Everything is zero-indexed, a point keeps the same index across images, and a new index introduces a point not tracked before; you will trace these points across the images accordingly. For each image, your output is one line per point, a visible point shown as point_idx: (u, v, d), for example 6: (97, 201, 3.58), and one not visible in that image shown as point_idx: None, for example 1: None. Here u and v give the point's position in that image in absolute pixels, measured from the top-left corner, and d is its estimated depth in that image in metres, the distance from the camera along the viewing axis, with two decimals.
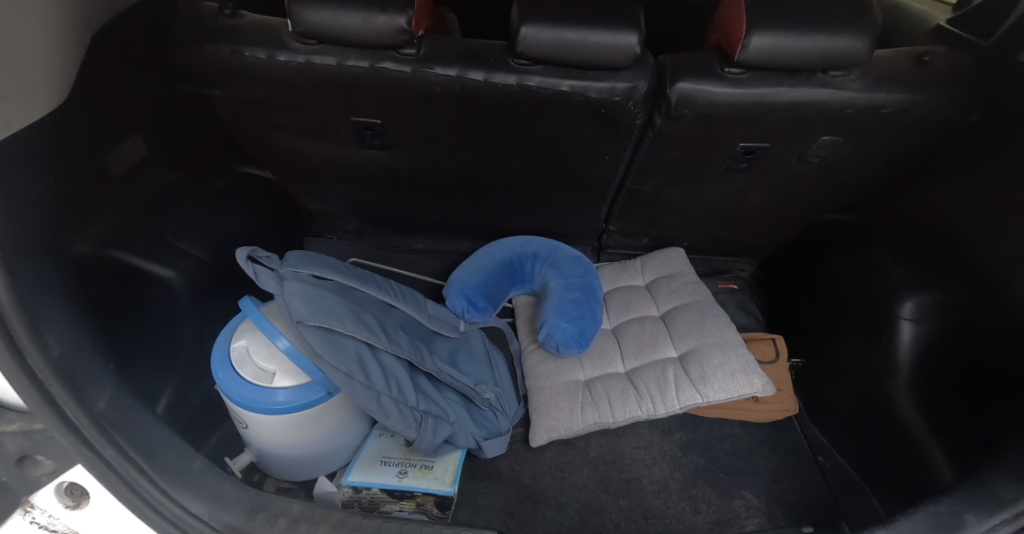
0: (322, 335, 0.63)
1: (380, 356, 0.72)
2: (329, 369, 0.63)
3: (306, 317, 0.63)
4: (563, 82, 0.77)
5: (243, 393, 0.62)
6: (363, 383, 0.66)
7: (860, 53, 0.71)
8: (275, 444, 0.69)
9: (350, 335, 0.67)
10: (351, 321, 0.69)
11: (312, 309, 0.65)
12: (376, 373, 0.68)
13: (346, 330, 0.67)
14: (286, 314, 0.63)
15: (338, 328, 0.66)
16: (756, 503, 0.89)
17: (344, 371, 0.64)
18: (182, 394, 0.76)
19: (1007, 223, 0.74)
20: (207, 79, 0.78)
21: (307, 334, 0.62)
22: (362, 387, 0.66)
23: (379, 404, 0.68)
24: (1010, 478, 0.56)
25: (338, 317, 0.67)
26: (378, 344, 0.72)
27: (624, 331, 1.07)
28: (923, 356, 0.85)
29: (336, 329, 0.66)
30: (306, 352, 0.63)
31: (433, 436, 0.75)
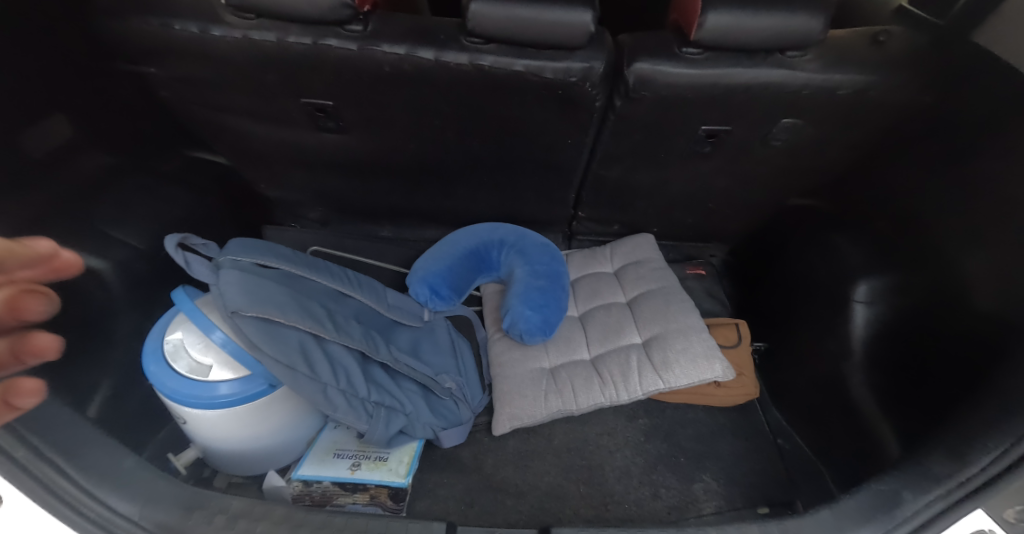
0: (260, 326, 0.61)
1: (327, 347, 0.70)
2: (267, 361, 0.60)
3: (242, 307, 0.60)
4: (517, 61, 0.74)
5: (178, 387, 0.59)
6: (306, 375, 0.64)
7: (815, 33, 0.70)
8: (217, 440, 0.66)
9: (292, 326, 0.65)
10: (294, 311, 0.66)
11: (249, 298, 0.62)
12: (321, 364, 0.66)
13: (288, 321, 0.64)
14: (219, 306, 0.61)
15: (278, 318, 0.63)
16: (715, 486, 0.89)
17: (283, 363, 0.61)
18: (120, 390, 0.73)
19: (959, 207, 0.75)
20: (143, 56, 0.75)
21: (243, 325, 0.60)
22: (304, 379, 0.63)
23: (325, 396, 0.66)
24: (945, 455, 0.57)
25: (278, 306, 0.64)
26: (324, 334, 0.69)
27: (590, 318, 1.06)
28: (876, 339, 0.86)
29: (276, 319, 0.63)
30: (241, 344, 0.60)
31: (385, 428, 0.74)
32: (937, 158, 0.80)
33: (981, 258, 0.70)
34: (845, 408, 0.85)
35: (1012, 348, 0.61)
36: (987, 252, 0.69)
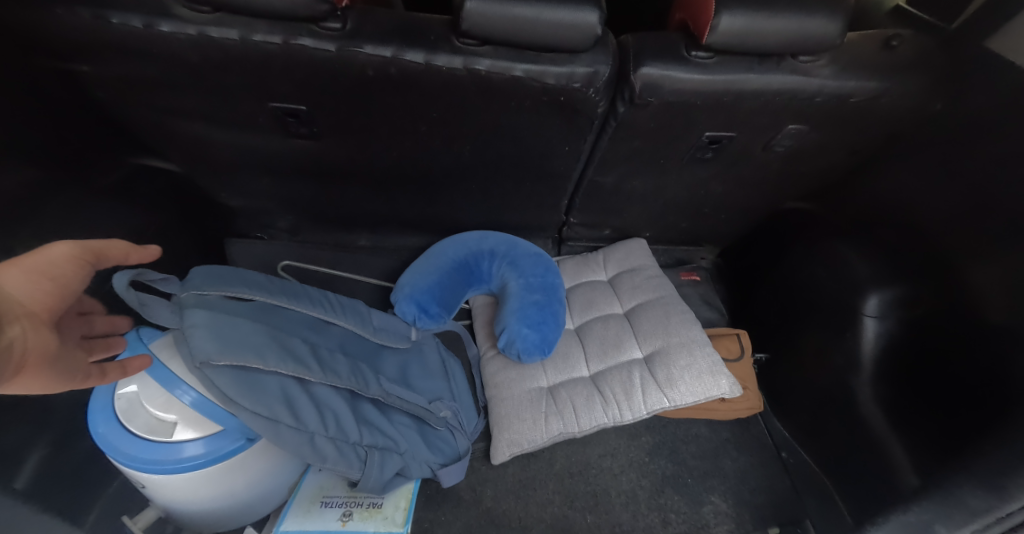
0: (235, 376, 0.54)
1: (311, 390, 0.62)
2: (246, 417, 0.53)
3: (214, 355, 0.52)
4: (516, 65, 0.68)
5: (135, 453, 0.51)
6: (291, 426, 0.57)
7: (832, 37, 0.66)
8: (185, 502, 0.58)
9: (271, 371, 0.58)
10: (274, 354, 0.59)
11: (221, 343, 0.54)
12: (306, 411, 0.59)
13: (267, 366, 0.57)
14: (185, 355, 0.52)
15: (256, 364, 0.56)
16: (725, 508, 0.87)
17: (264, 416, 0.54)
18: (61, 446, 0.62)
19: (959, 211, 0.73)
20: (80, 52, 0.64)
21: (214, 377, 0.52)
22: (288, 431, 0.57)
23: (312, 446, 0.60)
24: (979, 486, 0.55)
25: (255, 350, 0.57)
26: (308, 376, 0.62)
27: (588, 332, 1.01)
28: (886, 353, 0.83)
29: (254, 365, 0.56)
30: (214, 397, 0.52)
31: (380, 472, 0.68)
32: (935, 160, 0.77)
33: (984, 269, 0.69)
34: (854, 424, 0.84)
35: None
36: (991, 265, 0.68)
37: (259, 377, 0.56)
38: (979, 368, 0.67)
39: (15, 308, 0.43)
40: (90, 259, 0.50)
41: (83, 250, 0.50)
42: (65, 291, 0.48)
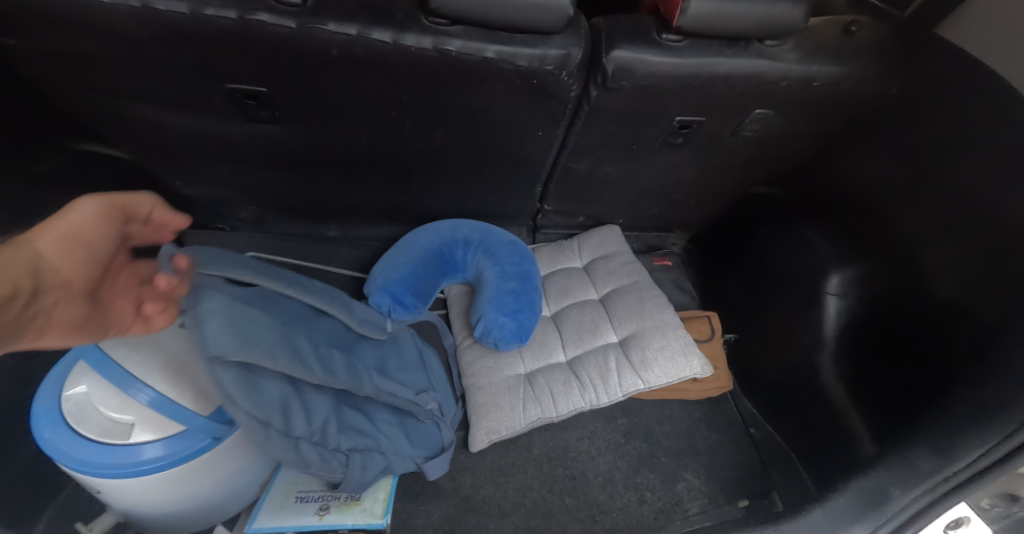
0: (239, 376, 0.51)
1: (303, 392, 0.60)
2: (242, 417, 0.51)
3: (228, 351, 0.50)
4: (487, 47, 0.66)
5: (88, 457, 0.48)
6: (281, 430, 0.55)
7: (797, 22, 0.68)
8: (148, 506, 0.55)
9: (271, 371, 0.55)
10: (282, 354, 0.56)
11: (236, 338, 0.51)
12: (295, 416, 0.57)
13: (272, 367, 0.55)
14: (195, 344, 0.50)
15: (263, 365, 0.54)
16: (697, 484, 0.89)
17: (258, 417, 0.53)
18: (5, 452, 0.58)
19: (916, 192, 0.76)
20: (9, 25, 0.59)
21: (220, 374, 0.49)
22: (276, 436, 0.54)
23: (296, 450, 0.58)
24: (929, 449, 0.58)
25: (267, 348, 0.55)
26: (305, 378, 0.60)
27: (563, 318, 1.01)
28: (847, 329, 0.86)
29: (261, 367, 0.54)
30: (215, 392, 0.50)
31: (360, 473, 0.67)
32: (891, 143, 0.80)
33: (936, 248, 0.72)
34: (816, 399, 0.87)
35: (968, 343, 0.63)
36: (943, 243, 0.71)
37: (259, 377, 0.54)
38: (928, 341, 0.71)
39: (52, 280, 0.37)
40: (117, 216, 0.45)
41: (107, 209, 0.43)
42: (90, 251, 0.41)
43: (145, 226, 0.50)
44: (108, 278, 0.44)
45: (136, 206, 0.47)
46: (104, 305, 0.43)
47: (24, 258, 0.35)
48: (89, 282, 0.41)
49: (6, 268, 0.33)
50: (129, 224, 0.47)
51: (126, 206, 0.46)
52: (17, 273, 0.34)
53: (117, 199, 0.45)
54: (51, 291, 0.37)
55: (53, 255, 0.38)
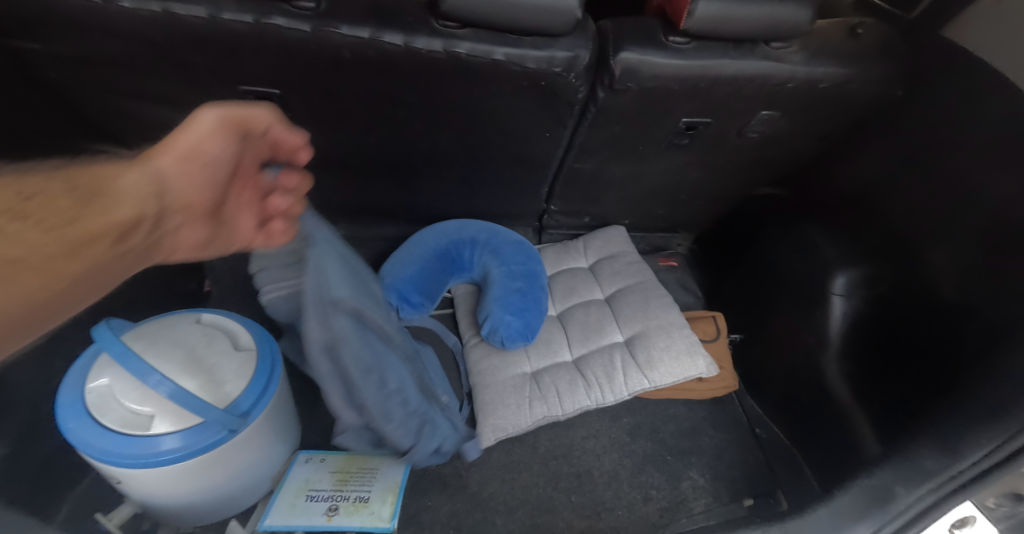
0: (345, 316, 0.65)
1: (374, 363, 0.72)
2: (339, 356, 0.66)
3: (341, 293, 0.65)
4: (496, 49, 0.67)
5: (108, 447, 0.49)
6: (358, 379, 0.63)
7: (803, 24, 0.69)
8: (165, 497, 0.57)
9: (365, 335, 0.69)
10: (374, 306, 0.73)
11: (348, 286, 0.67)
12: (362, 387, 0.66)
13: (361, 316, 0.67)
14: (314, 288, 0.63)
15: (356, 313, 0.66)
16: (702, 483, 0.90)
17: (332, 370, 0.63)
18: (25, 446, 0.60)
19: (924, 191, 0.76)
20: (27, 30, 0.60)
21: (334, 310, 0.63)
22: (363, 386, 0.68)
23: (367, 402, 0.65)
24: (935, 448, 0.58)
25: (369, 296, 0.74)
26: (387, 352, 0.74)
27: (569, 318, 1.02)
28: (854, 330, 0.86)
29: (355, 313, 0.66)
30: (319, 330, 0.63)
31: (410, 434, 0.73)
32: (897, 144, 0.80)
33: (943, 248, 0.72)
34: (820, 399, 0.87)
35: (973, 344, 0.64)
36: (950, 244, 0.71)
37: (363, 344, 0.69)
38: (933, 341, 0.71)
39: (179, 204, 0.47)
40: (233, 131, 0.55)
41: (221, 124, 0.53)
42: (210, 168, 0.52)
43: (259, 137, 0.60)
44: (234, 194, 0.59)
45: (248, 120, 0.56)
46: (223, 221, 0.56)
47: (155, 181, 0.45)
48: (208, 200, 0.52)
49: (135, 188, 0.43)
50: (242, 136, 0.57)
51: (239, 120, 0.55)
52: (146, 193, 0.44)
53: (233, 114, 0.54)
54: (177, 212, 0.47)
55: (173, 175, 0.48)
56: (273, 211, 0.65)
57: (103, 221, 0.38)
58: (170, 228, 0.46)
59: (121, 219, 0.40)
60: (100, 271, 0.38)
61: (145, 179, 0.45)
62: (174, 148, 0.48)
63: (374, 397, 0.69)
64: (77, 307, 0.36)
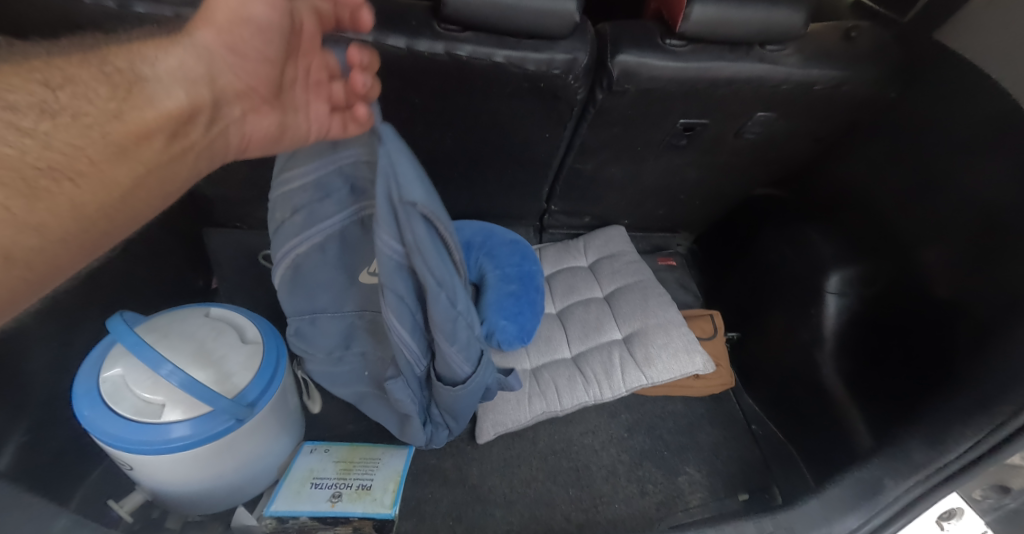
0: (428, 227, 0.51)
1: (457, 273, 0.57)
2: (431, 276, 0.52)
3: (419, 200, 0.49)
4: (497, 52, 0.69)
5: (122, 433, 0.51)
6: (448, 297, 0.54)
7: (797, 27, 0.70)
8: (175, 484, 0.59)
9: (449, 245, 0.55)
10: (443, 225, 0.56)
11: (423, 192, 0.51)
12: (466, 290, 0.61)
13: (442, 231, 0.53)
14: (384, 192, 0.49)
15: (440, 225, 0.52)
16: (699, 478, 0.91)
17: (439, 280, 0.53)
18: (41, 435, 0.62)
19: (917, 191, 0.77)
20: None
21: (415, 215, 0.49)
22: (456, 308, 0.56)
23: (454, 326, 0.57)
24: (924, 441, 0.60)
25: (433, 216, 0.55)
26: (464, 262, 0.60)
27: (569, 316, 1.04)
28: (847, 328, 0.87)
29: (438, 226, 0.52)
30: (399, 246, 0.52)
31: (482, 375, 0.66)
32: (892, 145, 0.82)
33: (936, 247, 0.74)
34: (815, 396, 0.88)
35: (961, 341, 0.65)
36: (943, 243, 0.72)
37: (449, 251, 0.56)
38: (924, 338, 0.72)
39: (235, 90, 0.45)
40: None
41: None
42: (258, 41, 0.46)
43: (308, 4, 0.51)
44: (296, 74, 0.53)
45: None
46: (289, 106, 0.52)
47: (200, 66, 0.42)
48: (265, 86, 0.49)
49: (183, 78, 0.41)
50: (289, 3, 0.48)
51: None
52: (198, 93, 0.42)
53: None
54: (233, 101, 0.46)
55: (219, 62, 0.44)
56: (350, 94, 0.55)
57: (149, 115, 0.37)
58: (231, 117, 0.46)
59: (170, 123, 0.39)
60: (160, 165, 0.40)
61: (190, 58, 0.42)
62: (213, 26, 0.44)
63: (467, 319, 0.58)
64: (151, 206, 0.40)
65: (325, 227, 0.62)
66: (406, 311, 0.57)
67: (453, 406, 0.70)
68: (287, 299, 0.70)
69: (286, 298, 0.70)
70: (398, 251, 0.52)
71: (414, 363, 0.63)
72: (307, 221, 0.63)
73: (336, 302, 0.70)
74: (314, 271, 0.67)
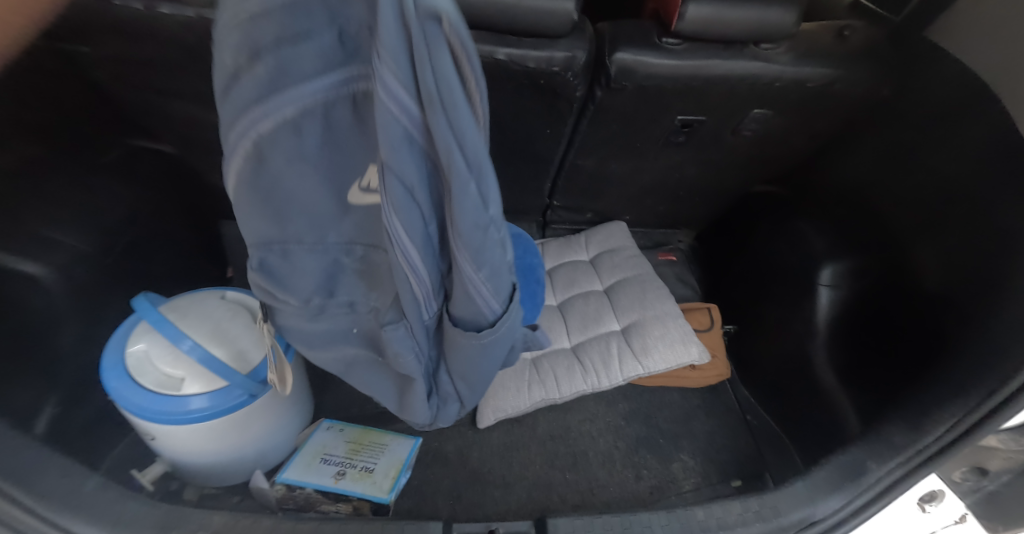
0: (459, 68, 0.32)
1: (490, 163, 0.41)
2: (457, 158, 0.35)
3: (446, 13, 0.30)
4: (498, 50, 0.71)
5: (145, 404, 0.55)
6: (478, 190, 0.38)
7: (788, 26, 0.73)
8: (192, 455, 0.63)
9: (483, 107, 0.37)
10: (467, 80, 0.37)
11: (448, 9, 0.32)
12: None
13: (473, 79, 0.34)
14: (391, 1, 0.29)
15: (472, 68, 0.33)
16: (693, 464, 0.93)
17: (471, 165, 0.36)
18: (67, 407, 0.67)
19: (907, 186, 0.79)
20: None
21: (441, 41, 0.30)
22: (486, 212, 0.40)
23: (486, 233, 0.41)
24: (903, 426, 0.62)
25: None
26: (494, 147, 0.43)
27: (569, 308, 1.07)
28: (838, 319, 0.89)
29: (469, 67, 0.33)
30: (414, 105, 0.34)
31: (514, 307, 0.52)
32: (887, 142, 0.83)
33: (924, 242, 0.75)
34: (808, 386, 0.90)
35: (941, 334, 0.68)
36: (928, 238, 0.74)
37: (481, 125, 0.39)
38: (905, 332, 0.75)
39: None
40: None
41: None
42: None
43: None
44: None
45: None
46: None
47: None
48: None
49: None
50: None
51: None
52: None
53: None
54: None
55: None
56: None
57: None
58: None
59: None
60: None
61: None
62: None
63: (497, 229, 0.43)
64: None
65: (308, 95, 0.37)
66: (417, 213, 0.40)
67: (468, 365, 0.56)
68: (247, 217, 0.46)
69: (244, 213, 0.45)
70: (414, 115, 0.34)
71: (423, 295, 0.48)
72: (278, 71, 0.35)
73: (316, 228, 0.46)
74: (285, 171, 0.42)
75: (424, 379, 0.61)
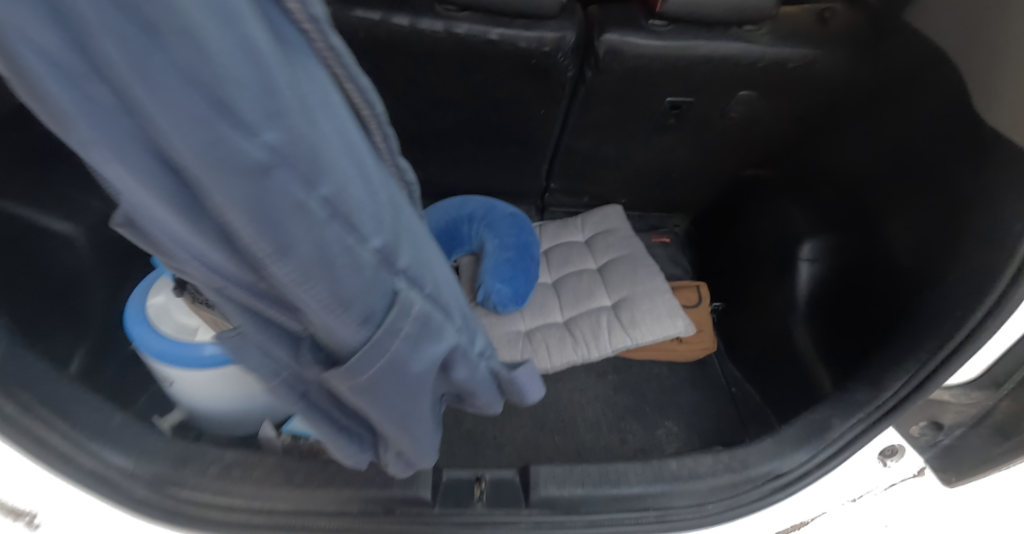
0: None
1: (265, 35, 0.23)
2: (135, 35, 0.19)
3: None
4: (492, 29, 0.77)
5: (165, 347, 0.61)
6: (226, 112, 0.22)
7: (767, 7, 0.77)
8: (206, 400, 0.68)
9: None
10: None
11: None
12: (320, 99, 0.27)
13: None
14: None
15: None
16: (676, 430, 0.98)
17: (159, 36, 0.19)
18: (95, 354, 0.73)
19: (879, 160, 0.83)
20: None
21: None
22: (235, 132, 0.22)
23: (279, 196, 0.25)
24: (866, 384, 0.66)
25: None
26: (307, 10, 0.25)
27: (563, 285, 1.11)
28: (817, 291, 0.93)
29: None
30: None
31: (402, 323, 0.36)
32: (868, 121, 0.86)
33: (896, 216, 0.78)
34: (791, 359, 0.93)
35: (904, 300, 0.71)
36: (899, 211, 0.77)
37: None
38: (872, 301, 0.78)
39: None
40: None
41: None
42: None
43: None
44: None
45: None
46: None
47: None
48: None
49: None
50: None
51: None
52: None
53: None
54: None
55: None
56: None
57: None
58: None
59: None
60: None
61: None
62: None
63: (300, 177, 0.26)
64: None
65: None
66: (163, 173, 0.24)
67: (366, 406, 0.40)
68: None
69: None
70: None
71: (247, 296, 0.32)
72: None
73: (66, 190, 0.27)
74: None
75: (344, 411, 0.45)
